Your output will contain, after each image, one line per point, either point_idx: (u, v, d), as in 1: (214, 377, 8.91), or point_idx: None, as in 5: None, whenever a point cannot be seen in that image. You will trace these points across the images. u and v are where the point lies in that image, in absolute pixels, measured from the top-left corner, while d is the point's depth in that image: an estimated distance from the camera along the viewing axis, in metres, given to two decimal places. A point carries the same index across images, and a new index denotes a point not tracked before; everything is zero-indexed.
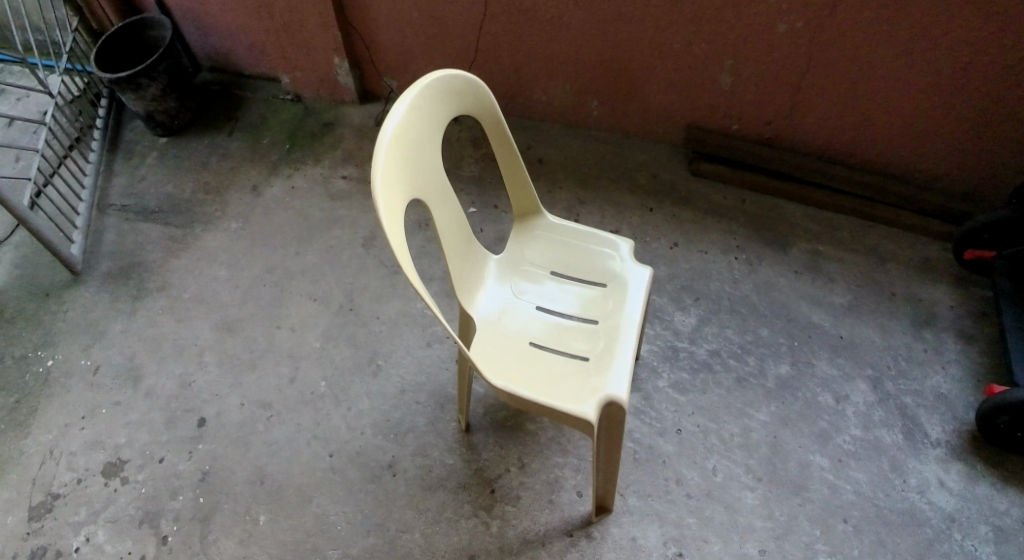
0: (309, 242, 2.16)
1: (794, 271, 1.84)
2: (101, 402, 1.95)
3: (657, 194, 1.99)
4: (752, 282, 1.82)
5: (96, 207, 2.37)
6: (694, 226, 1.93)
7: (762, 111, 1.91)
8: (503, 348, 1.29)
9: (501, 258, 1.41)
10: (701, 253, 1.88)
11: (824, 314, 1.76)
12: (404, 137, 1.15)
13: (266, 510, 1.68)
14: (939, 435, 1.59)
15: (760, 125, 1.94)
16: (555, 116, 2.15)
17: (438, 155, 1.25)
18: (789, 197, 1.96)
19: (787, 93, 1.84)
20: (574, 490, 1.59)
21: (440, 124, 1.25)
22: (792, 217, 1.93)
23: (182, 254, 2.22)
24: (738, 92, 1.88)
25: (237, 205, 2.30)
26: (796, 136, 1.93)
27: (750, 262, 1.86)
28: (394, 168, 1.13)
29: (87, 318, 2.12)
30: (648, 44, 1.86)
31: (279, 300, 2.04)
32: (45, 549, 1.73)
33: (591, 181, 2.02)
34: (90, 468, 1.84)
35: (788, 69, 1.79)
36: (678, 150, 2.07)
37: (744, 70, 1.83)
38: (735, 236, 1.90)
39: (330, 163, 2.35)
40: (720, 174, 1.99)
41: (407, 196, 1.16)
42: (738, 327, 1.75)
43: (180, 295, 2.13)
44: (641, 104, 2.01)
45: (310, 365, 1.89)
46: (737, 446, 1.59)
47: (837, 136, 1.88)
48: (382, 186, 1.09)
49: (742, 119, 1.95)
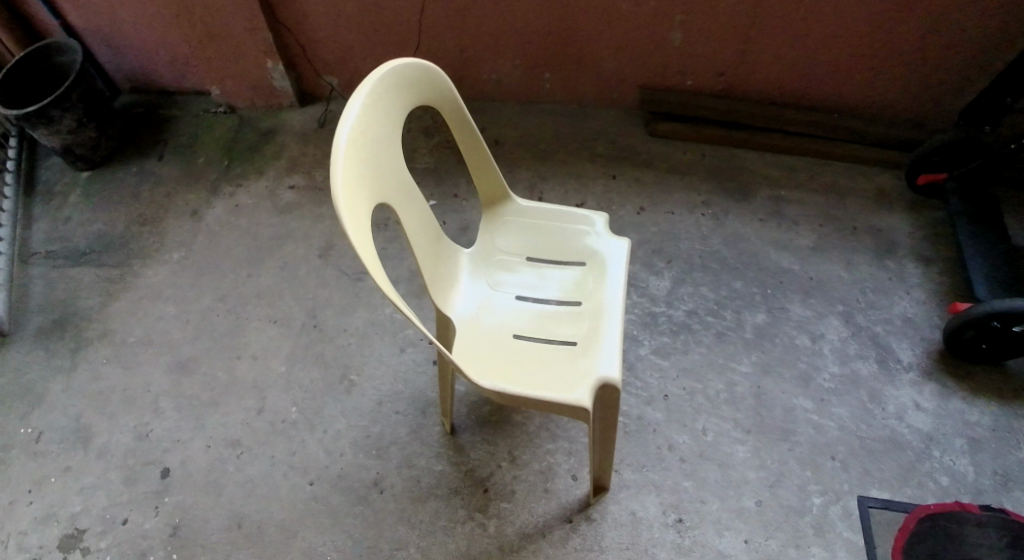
0: (261, 262, 2.01)
1: (761, 218, 1.80)
2: (49, 470, 1.77)
3: (616, 161, 1.93)
4: (720, 236, 1.77)
5: (17, 259, 2.18)
6: (656, 189, 1.87)
7: (714, 63, 1.86)
8: (485, 345, 1.18)
9: (472, 252, 1.30)
10: (667, 215, 1.81)
11: (790, 258, 1.72)
12: (361, 136, 1.07)
13: (248, 553, 1.53)
14: (910, 358, 1.56)
15: (714, 78, 1.90)
16: (508, 95, 2.07)
17: (397, 151, 1.17)
18: (749, 146, 1.92)
19: (737, 47, 1.81)
20: (568, 475, 1.49)
21: (396, 118, 1.16)
22: (753, 165, 1.90)
23: (122, 297, 2.05)
24: (688, 47, 1.84)
25: (176, 235, 2.14)
26: (750, 85, 1.90)
27: (715, 218, 1.81)
28: (356, 170, 1.04)
29: (23, 382, 1.93)
30: (591, 7, 1.79)
31: (236, 330, 1.89)
32: None
33: (551, 157, 1.95)
34: (45, 545, 1.66)
35: (737, 21, 1.75)
36: (632, 113, 2.02)
37: (692, 24, 1.78)
38: (699, 192, 1.85)
39: (274, 174, 2.20)
40: (677, 133, 1.95)
41: (371, 200, 1.08)
42: (711, 283, 1.70)
43: (125, 341, 1.96)
44: (591, 71, 1.95)
45: (278, 393, 1.74)
46: (724, 402, 1.53)
47: (792, 80, 1.86)
48: (343, 190, 1.00)
49: (695, 74, 1.90)
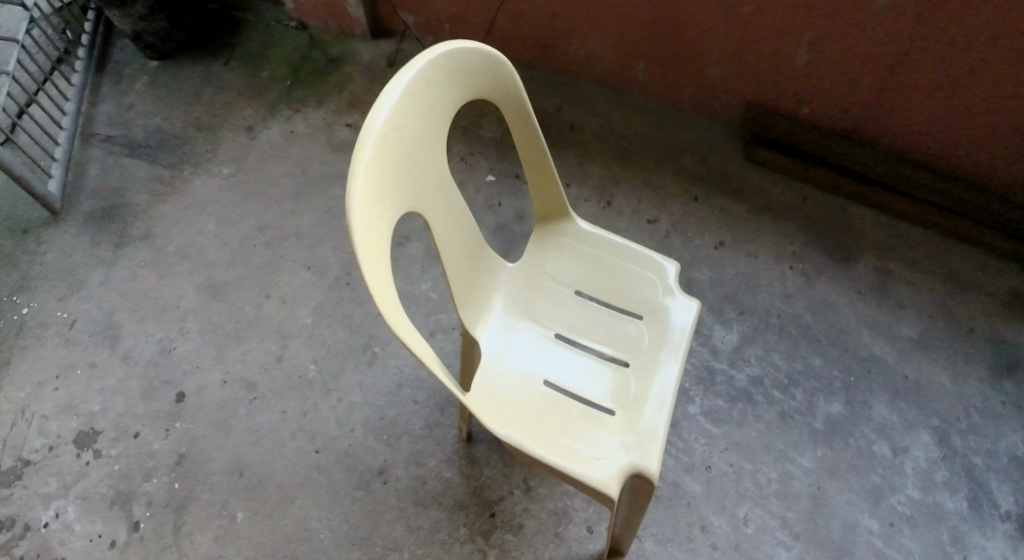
0: (305, 200, 1.94)
1: (858, 289, 1.61)
2: (77, 361, 1.78)
3: (704, 180, 1.74)
4: (808, 298, 1.60)
5: (78, 136, 2.13)
6: (744, 222, 1.69)
7: (840, 96, 1.63)
8: (512, 386, 1.09)
9: (518, 272, 1.21)
10: (750, 257, 1.65)
11: (888, 347, 1.55)
12: (401, 122, 0.95)
13: (244, 506, 1.52)
14: (1010, 507, 1.39)
15: (836, 112, 1.67)
16: (593, 77, 1.88)
17: (442, 144, 1.04)
18: (860, 200, 1.70)
19: (874, 84, 1.58)
20: (584, 525, 1.43)
21: (448, 107, 1.03)
22: (860, 225, 1.69)
23: (169, 201, 2.00)
24: (815, 72, 1.61)
25: (229, 148, 2.06)
26: (875, 129, 1.66)
27: (806, 275, 1.63)
28: (386, 171, 0.93)
29: (65, 265, 1.93)
30: (715, 7, 1.58)
31: (270, 266, 1.84)
32: (12, 520, 1.59)
33: (627, 157, 1.78)
34: (62, 436, 1.68)
35: (881, 54, 1.51)
36: (734, 132, 1.81)
37: (827, 47, 1.55)
38: (792, 241, 1.67)
39: (333, 107, 2.09)
40: (780, 165, 1.73)
41: (400, 203, 0.97)
42: (787, 351, 1.54)
43: (165, 248, 1.92)
44: (696, 74, 1.74)
45: (299, 345, 1.71)
46: (774, 495, 1.40)
47: (924, 134, 1.62)
48: (365, 192, 0.89)
49: (814, 103, 1.67)
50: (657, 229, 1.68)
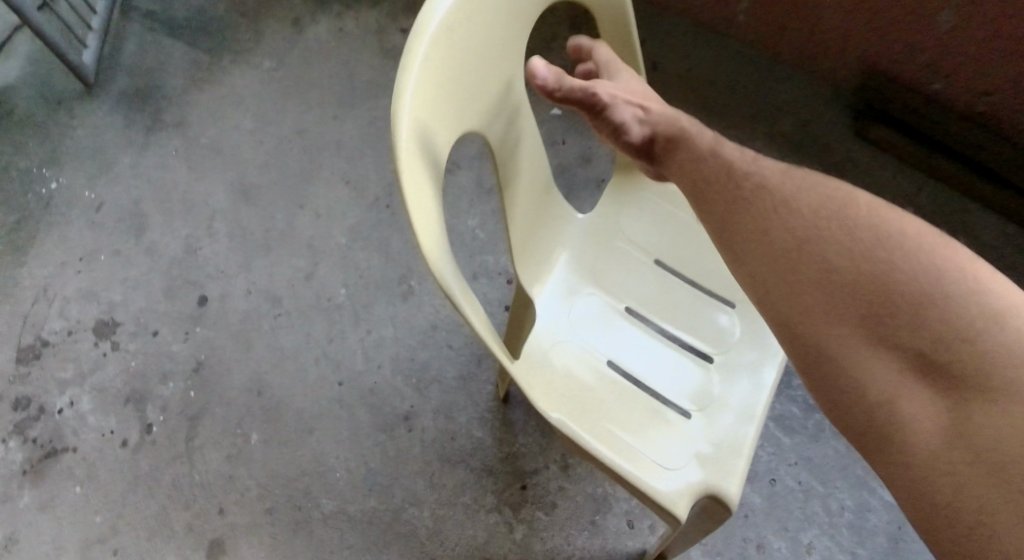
0: (348, 107, 1.78)
1: None
2: (101, 246, 1.70)
3: (801, 151, 1.61)
4: None
5: (117, 7, 1.99)
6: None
7: (979, 73, 1.42)
8: (571, 360, 1.00)
9: (591, 231, 1.10)
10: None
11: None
12: (473, 9, 0.80)
13: (260, 429, 1.46)
14: None
15: (969, 93, 1.46)
16: (689, 16, 1.70)
17: (512, 51, 0.89)
18: (977, 198, 1.53)
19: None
20: (625, 519, 1.35)
21: (525, 5, 0.88)
22: (972, 226, 1.53)
23: (206, 88, 1.86)
24: (955, 40, 1.39)
25: (273, 39, 1.90)
26: (1013, 118, 1.45)
27: None
28: (447, 65, 0.78)
29: (96, 143, 1.82)
30: None
31: (307, 175, 1.72)
32: (29, 400, 1.55)
33: (720, 113, 1.64)
34: (82, 321, 1.62)
35: None
36: (844, 99, 1.64)
37: (977, 12, 1.32)
38: None
39: (389, 8, 1.90)
40: (892, 145, 1.57)
41: (459, 108, 0.82)
42: None
43: (198, 139, 1.80)
44: (811, 24, 1.54)
45: (331, 265, 1.61)
46: (845, 525, 1.33)
47: None
48: (419, 82, 0.74)
49: (945, 78, 1.46)
50: None
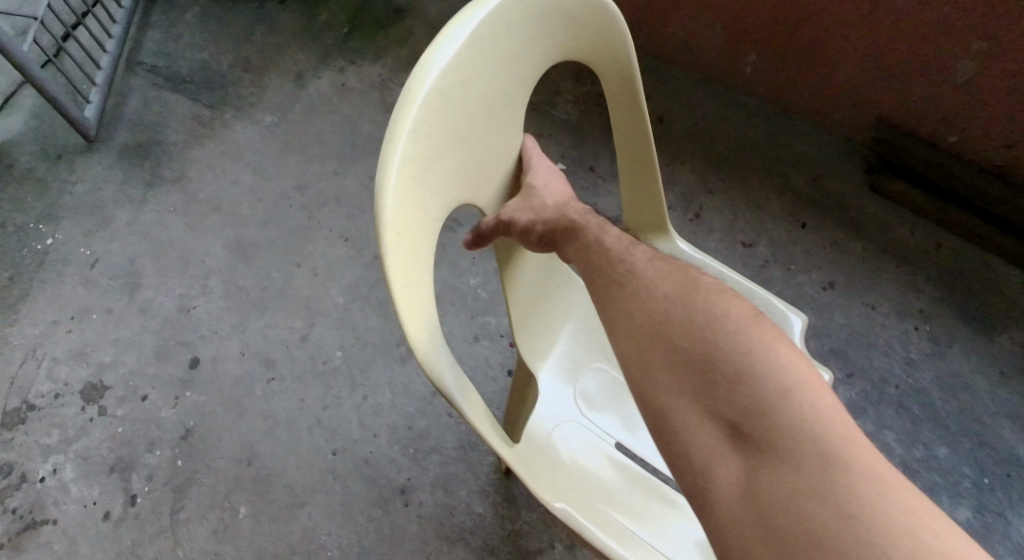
0: (349, 163, 1.75)
1: (1002, 372, 1.37)
2: (94, 305, 1.64)
3: (815, 207, 1.53)
4: (934, 370, 1.38)
5: (123, 63, 1.98)
6: (861, 263, 1.48)
7: (998, 127, 1.36)
8: (578, 443, 0.94)
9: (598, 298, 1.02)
10: (865, 308, 1.44)
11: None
12: (465, 78, 0.75)
13: (248, 502, 1.38)
14: None
15: (989, 147, 1.40)
16: (696, 68, 1.67)
17: (514, 105, 0.84)
18: (999, 252, 1.45)
19: None
20: None
21: (530, 58, 0.82)
22: (1001, 284, 1.44)
23: (206, 143, 1.83)
24: (971, 92, 1.34)
25: (275, 95, 1.88)
26: None
27: (935, 340, 1.40)
28: (435, 140, 0.74)
29: (93, 198, 1.78)
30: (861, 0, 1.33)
31: (305, 232, 1.67)
32: (11, 467, 1.48)
33: (729, 166, 1.58)
34: (70, 383, 1.56)
35: None
36: (858, 153, 1.58)
37: (995, 65, 1.28)
38: (918, 293, 1.44)
39: (392, 64, 1.88)
40: (910, 200, 1.50)
41: (449, 180, 0.78)
42: (906, 434, 1.34)
43: (196, 194, 1.76)
44: (822, 76, 1.50)
45: (328, 326, 1.54)
46: None
47: None
48: (403, 166, 0.71)
49: (963, 131, 1.41)
50: (754, 255, 1.50)
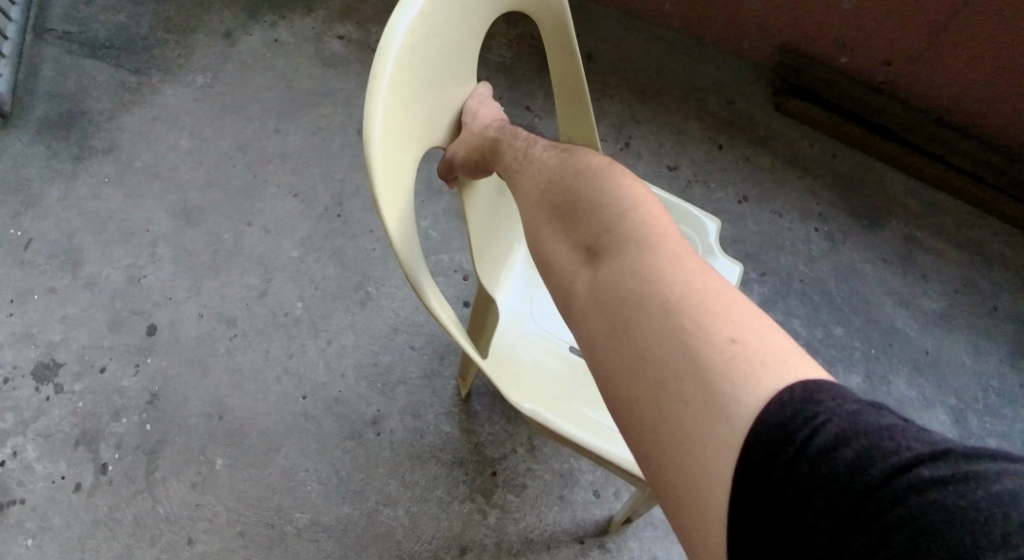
0: (290, 118, 1.76)
1: (885, 258, 1.54)
2: (34, 286, 1.62)
3: (729, 127, 1.65)
4: (831, 262, 1.53)
5: (31, 31, 1.91)
6: (771, 177, 1.60)
7: (882, 46, 1.50)
8: (536, 349, 1.03)
9: None
10: (775, 216, 1.57)
11: (911, 320, 1.48)
12: (431, 28, 0.81)
13: (224, 452, 1.42)
14: None
15: (877, 64, 1.54)
16: (616, 3, 1.75)
17: (464, 56, 0.91)
18: (887, 161, 1.61)
19: (923, 38, 1.44)
20: (590, 489, 1.38)
21: (477, 5, 0.89)
22: (888, 184, 1.60)
23: (135, 110, 1.80)
24: (859, 17, 1.47)
25: (203, 55, 1.86)
26: (915, 86, 1.54)
27: (832, 238, 1.55)
28: (406, 87, 0.80)
29: (18, 176, 1.74)
30: None
31: (251, 189, 1.68)
32: None
33: (648, 95, 1.67)
34: (18, 367, 1.54)
35: (938, 5, 1.37)
36: (764, 77, 1.70)
37: None
38: (818, 199, 1.58)
39: (323, 17, 1.89)
40: (809, 116, 1.63)
41: (416, 126, 0.84)
42: (807, 318, 1.48)
43: (131, 163, 1.74)
44: (730, 6, 1.61)
45: (285, 279, 1.58)
46: None
47: (968, 97, 1.49)
48: (385, 109, 0.76)
49: (854, 52, 1.55)
50: (678, 175, 1.60)
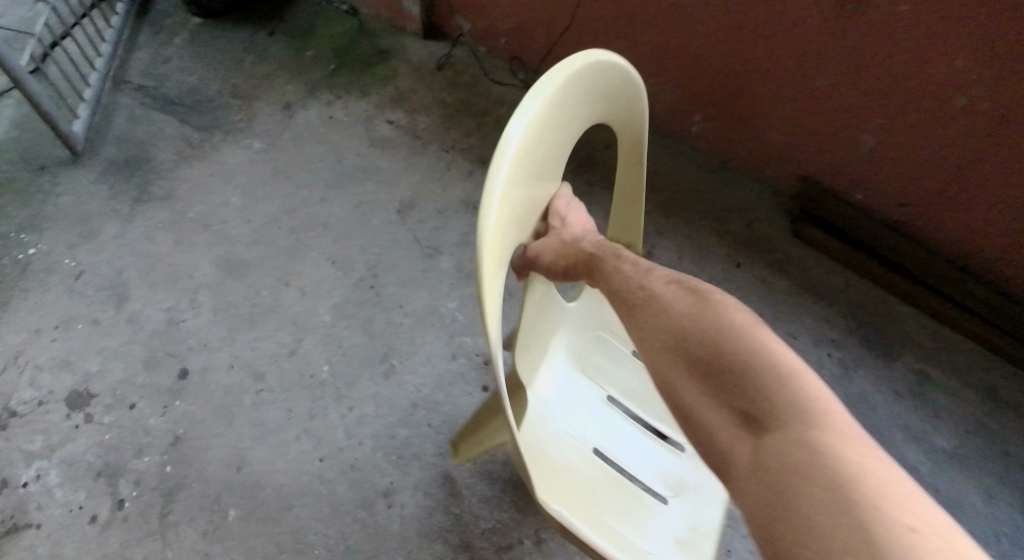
0: (337, 190, 1.87)
1: (896, 390, 1.57)
2: (79, 315, 1.72)
3: (748, 247, 1.73)
4: (843, 389, 1.57)
5: (110, 81, 2.07)
6: (788, 299, 1.67)
7: (897, 187, 1.59)
8: (562, 446, 1.09)
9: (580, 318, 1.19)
10: (788, 336, 1.62)
11: (924, 457, 1.50)
12: (535, 142, 0.85)
13: (238, 504, 1.48)
14: None
15: (893, 204, 1.63)
16: (650, 121, 1.87)
17: (556, 162, 0.94)
18: (901, 296, 1.66)
19: (937, 183, 1.53)
20: None
21: (579, 119, 0.94)
22: (900, 318, 1.65)
23: (196, 164, 1.94)
24: (875, 158, 1.57)
25: (264, 122, 2.00)
26: (927, 227, 1.62)
27: (845, 365, 1.59)
28: (512, 198, 0.83)
29: (79, 212, 1.86)
30: (784, 73, 1.55)
31: (294, 253, 1.79)
32: None
33: (672, 208, 1.77)
34: (54, 392, 1.63)
35: (948, 155, 1.47)
36: (784, 204, 1.79)
37: (891, 136, 1.51)
38: (832, 325, 1.64)
39: (377, 100, 2.02)
40: (825, 246, 1.70)
41: (511, 231, 0.88)
42: None
43: (185, 213, 1.86)
44: (755, 136, 1.72)
45: (315, 343, 1.66)
46: None
47: (976, 242, 1.57)
48: (494, 221, 0.79)
49: (870, 190, 1.64)
50: None
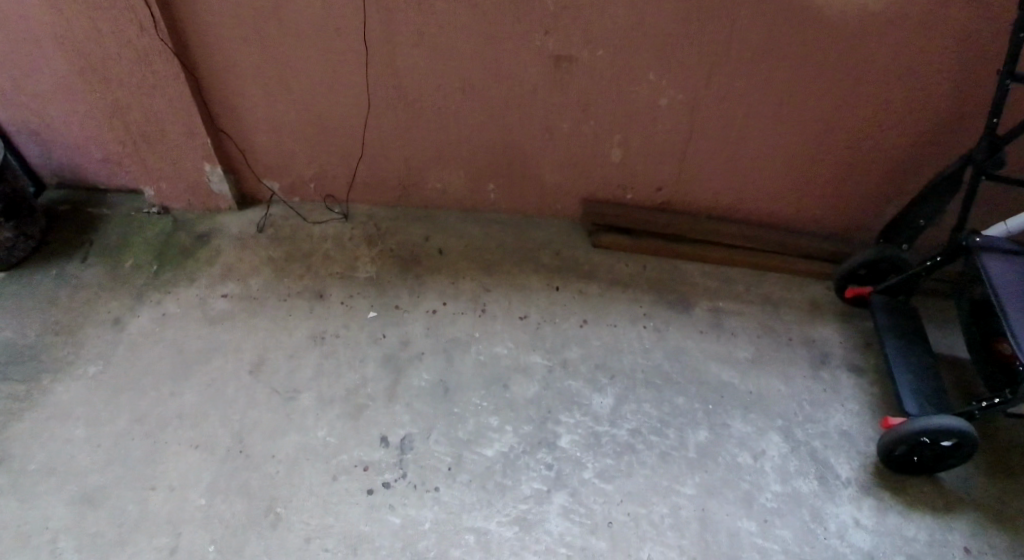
0: (185, 379, 1.78)
1: (699, 329, 1.81)
2: None
3: (560, 272, 1.93)
4: (662, 348, 1.77)
5: None
6: (600, 300, 1.87)
7: (651, 178, 1.91)
8: None
9: None
10: (611, 326, 1.81)
11: (731, 371, 1.73)
12: None
13: None
14: (849, 474, 1.57)
15: (654, 190, 1.94)
16: (453, 204, 2.08)
17: None
18: (688, 257, 1.95)
19: (676, 163, 1.86)
20: None
21: None
22: (691, 276, 1.92)
23: (28, 415, 1.73)
24: (627, 165, 1.89)
25: (94, 344, 1.86)
26: (688, 200, 1.94)
27: (657, 329, 1.81)
28: None
29: None
30: (540, 129, 1.84)
31: (153, 457, 1.65)
32: None
33: (495, 267, 1.95)
34: None
35: (675, 138, 1.80)
36: (578, 229, 2.04)
37: (632, 143, 1.83)
38: (640, 303, 1.86)
39: (206, 280, 1.98)
40: (618, 245, 1.96)
41: None
42: (654, 400, 1.68)
43: (24, 467, 1.64)
44: (537, 184, 1.98)
45: (195, 529, 1.53)
46: (668, 528, 1.49)
47: (725, 197, 1.91)
48: None
49: (635, 189, 1.94)
50: (529, 322, 1.82)
